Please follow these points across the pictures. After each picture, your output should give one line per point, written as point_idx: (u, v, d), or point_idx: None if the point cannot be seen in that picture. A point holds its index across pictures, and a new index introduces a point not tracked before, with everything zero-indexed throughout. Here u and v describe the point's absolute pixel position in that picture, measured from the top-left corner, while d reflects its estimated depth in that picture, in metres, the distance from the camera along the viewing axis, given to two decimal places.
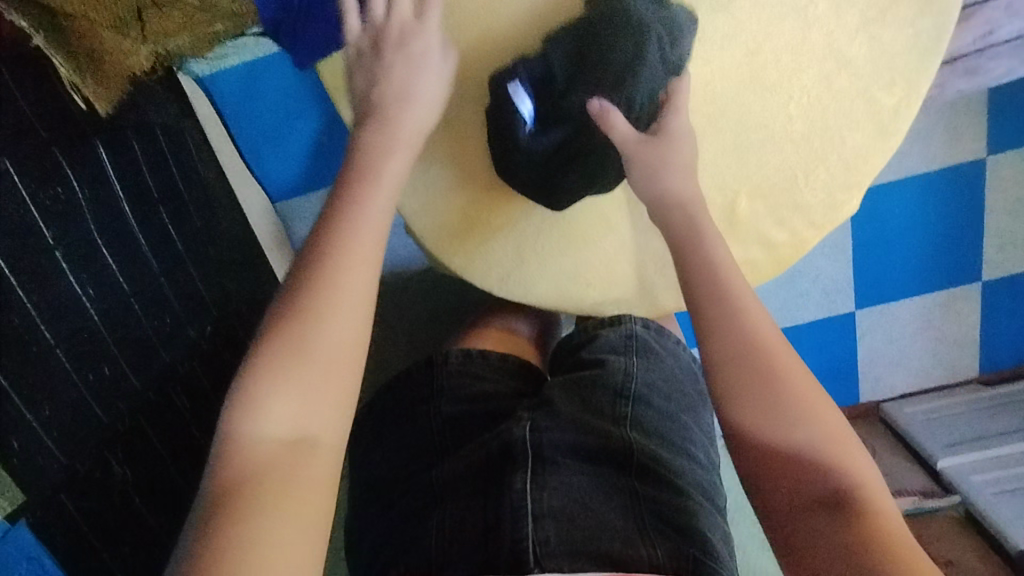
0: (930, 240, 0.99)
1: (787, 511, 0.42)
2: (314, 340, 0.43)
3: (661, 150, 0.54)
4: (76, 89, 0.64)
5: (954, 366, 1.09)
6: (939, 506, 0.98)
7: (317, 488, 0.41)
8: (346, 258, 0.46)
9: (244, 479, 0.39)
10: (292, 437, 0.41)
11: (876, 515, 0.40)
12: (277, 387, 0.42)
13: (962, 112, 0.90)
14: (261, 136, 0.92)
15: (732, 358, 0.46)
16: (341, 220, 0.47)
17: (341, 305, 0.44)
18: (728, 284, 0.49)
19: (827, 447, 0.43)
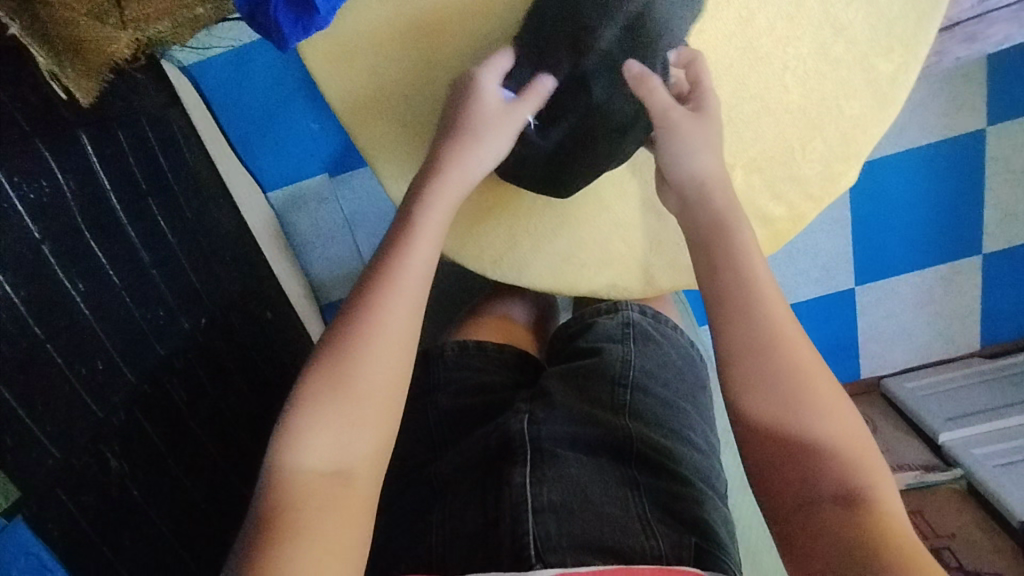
0: (930, 211, 0.98)
1: (794, 503, 0.41)
2: (360, 376, 0.43)
3: (703, 127, 0.53)
4: (56, 78, 0.63)
5: (957, 337, 1.08)
6: (940, 480, 1.00)
7: (354, 521, 0.40)
8: (391, 296, 0.46)
9: (285, 511, 0.39)
10: (333, 471, 0.41)
11: (884, 512, 0.39)
12: (322, 421, 0.42)
13: (961, 80, 0.88)
14: (250, 124, 0.90)
15: (746, 356, 0.45)
16: (391, 261, 0.48)
17: (389, 345, 0.45)
18: (745, 273, 0.48)
19: (840, 444, 0.42)
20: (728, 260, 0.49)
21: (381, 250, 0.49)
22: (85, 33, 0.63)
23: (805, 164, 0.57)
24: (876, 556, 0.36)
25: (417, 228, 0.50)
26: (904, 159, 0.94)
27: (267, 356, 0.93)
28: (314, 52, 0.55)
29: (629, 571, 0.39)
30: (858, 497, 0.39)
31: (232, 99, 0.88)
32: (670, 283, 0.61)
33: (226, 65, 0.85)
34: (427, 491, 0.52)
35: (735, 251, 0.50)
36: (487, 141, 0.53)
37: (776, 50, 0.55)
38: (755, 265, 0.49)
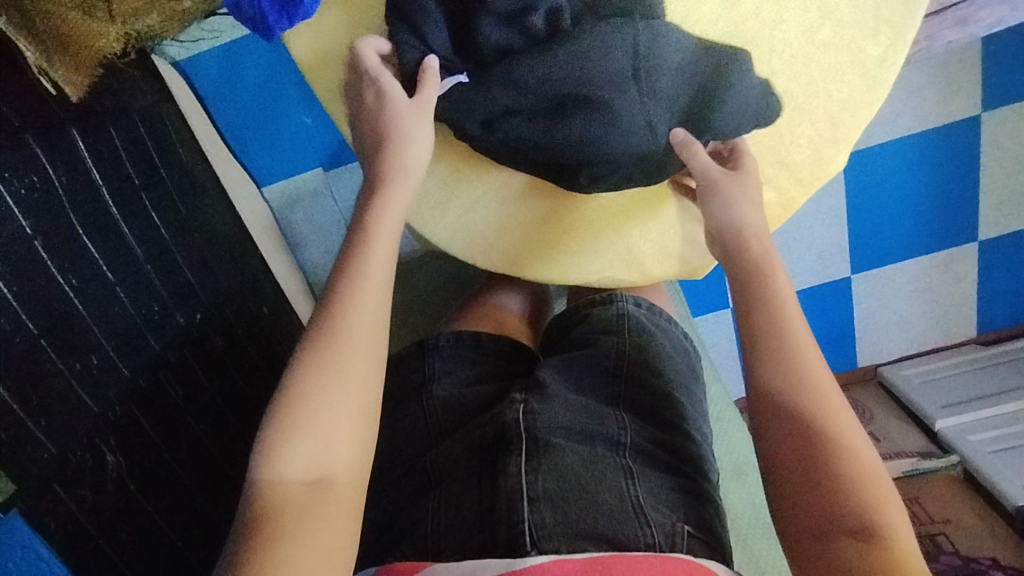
0: (924, 199, 0.98)
1: (808, 533, 0.40)
2: (331, 385, 0.43)
3: (740, 184, 0.55)
4: (45, 74, 0.63)
5: (952, 325, 1.08)
6: (939, 466, 1.00)
7: (336, 525, 0.40)
8: (355, 302, 0.47)
9: (267, 522, 0.39)
10: (313, 478, 0.41)
11: (898, 549, 0.38)
12: (297, 432, 0.42)
13: (954, 66, 0.88)
14: (241, 118, 0.90)
15: (781, 392, 0.45)
16: (351, 269, 0.48)
17: (355, 353, 0.45)
18: (779, 309, 0.49)
19: (862, 480, 0.41)
20: (766, 301, 0.49)
21: (340, 262, 0.50)
22: (70, 24, 0.62)
23: (795, 149, 0.57)
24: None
25: (374, 236, 0.50)
26: (899, 147, 0.94)
27: (263, 351, 0.93)
28: (299, 40, 0.55)
29: (622, 556, 0.40)
30: (874, 532, 0.39)
31: (224, 94, 0.87)
32: (662, 273, 0.61)
33: (217, 58, 0.84)
34: (422, 481, 0.52)
35: (762, 297, 0.50)
36: (405, 129, 0.53)
37: (763, 34, 0.55)
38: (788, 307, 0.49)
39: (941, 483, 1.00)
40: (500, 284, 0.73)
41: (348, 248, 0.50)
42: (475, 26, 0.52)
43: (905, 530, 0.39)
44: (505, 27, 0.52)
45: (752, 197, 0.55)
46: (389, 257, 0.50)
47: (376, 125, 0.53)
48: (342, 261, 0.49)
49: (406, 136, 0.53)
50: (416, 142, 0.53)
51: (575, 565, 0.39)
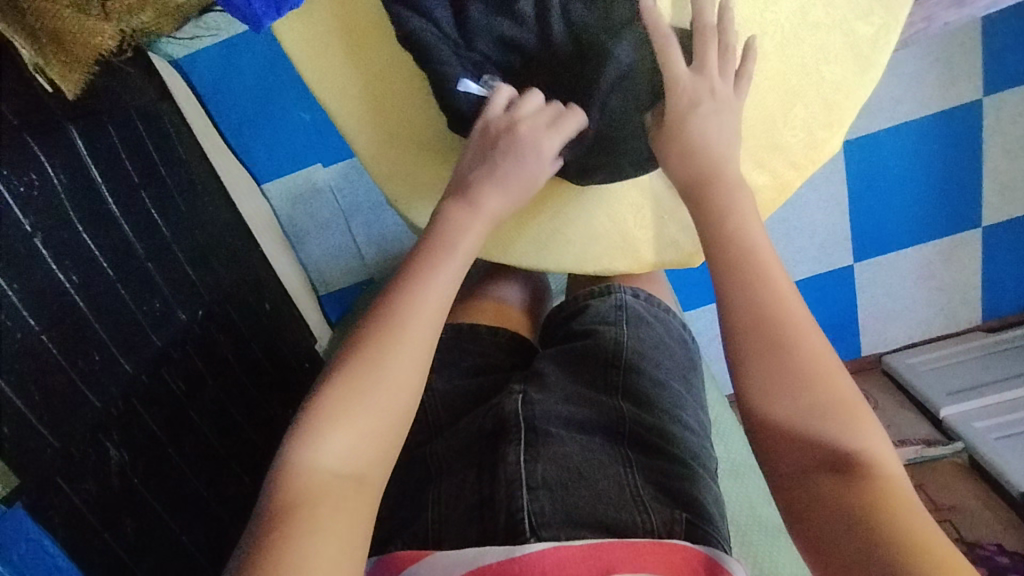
0: (926, 184, 0.97)
1: (792, 472, 0.40)
2: (377, 384, 0.44)
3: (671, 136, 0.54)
4: (41, 71, 0.62)
5: (956, 312, 1.08)
6: (942, 454, 1.00)
7: (360, 522, 0.39)
8: (410, 312, 0.47)
9: (295, 507, 0.38)
10: (345, 472, 0.41)
11: (890, 487, 0.37)
12: (338, 423, 0.42)
13: (955, 49, 0.87)
14: (243, 117, 0.90)
15: (750, 330, 0.44)
16: (413, 282, 0.49)
17: (409, 359, 0.45)
18: (748, 250, 0.48)
19: (836, 409, 0.40)
20: (727, 248, 0.49)
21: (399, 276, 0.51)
22: (66, 24, 0.61)
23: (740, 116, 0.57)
24: (873, 519, 0.35)
25: (442, 255, 0.51)
26: (899, 133, 0.93)
27: (265, 346, 0.93)
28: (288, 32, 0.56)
29: (620, 543, 0.40)
30: (855, 465, 0.38)
31: (223, 92, 0.89)
32: (659, 261, 0.60)
33: (215, 56, 0.86)
34: (423, 472, 0.52)
35: (730, 237, 0.49)
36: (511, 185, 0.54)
37: (753, 17, 0.55)
38: (759, 245, 0.49)
39: (947, 470, 1.00)
40: (499, 277, 0.73)
41: (411, 262, 0.51)
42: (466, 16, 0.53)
43: (887, 456, 0.39)
44: (492, 14, 0.53)
45: (691, 147, 0.53)
46: (451, 279, 0.50)
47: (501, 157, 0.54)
48: (405, 273, 0.50)
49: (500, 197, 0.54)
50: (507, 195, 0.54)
51: (573, 553, 0.39)
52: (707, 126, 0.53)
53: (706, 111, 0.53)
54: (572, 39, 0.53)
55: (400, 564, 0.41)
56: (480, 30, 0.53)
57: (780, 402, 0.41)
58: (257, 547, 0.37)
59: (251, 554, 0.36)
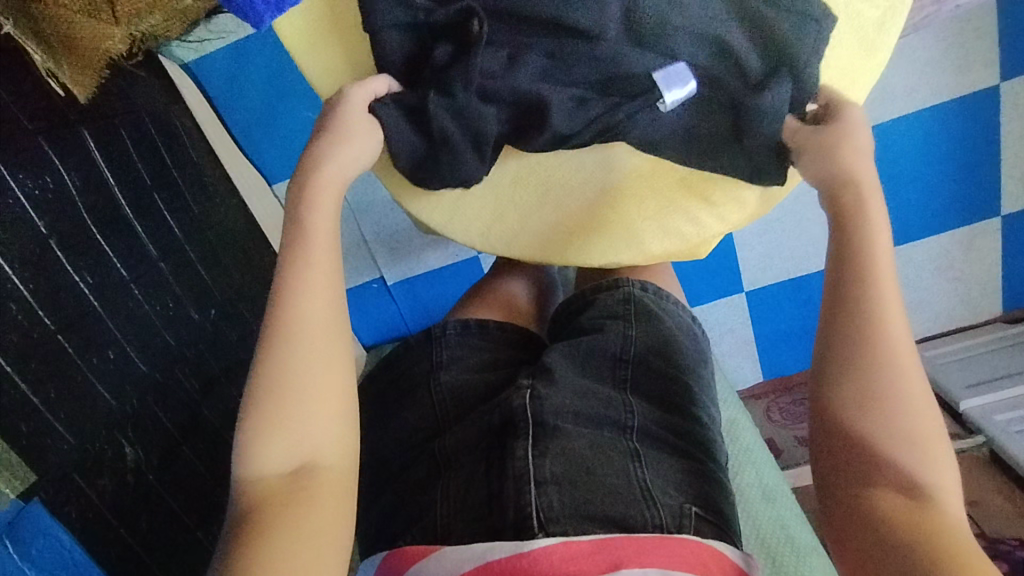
0: (944, 172, 0.95)
1: (845, 486, 0.41)
2: (299, 376, 0.44)
3: (842, 135, 0.51)
4: (54, 77, 0.64)
5: (975, 305, 1.05)
6: (964, 447, 0.95)
7: (324, 512, 0.41)
8: (304, 294, 0.46)
9: (254, 519, 0.40)
10: (294, 469, 0.42)
11: (946, 533, 0.37)
12: (271, 426, 0.42)
13: (972, 36, 0.86)
14: (252, 119, 0.89)
15: (848, 346, 0.43)
16: (297, 260, 0.47)
17: (320, 343, 0.45)
18: (867, 274, 0.45)
19: (918, 451, 0.40)
20: (848, 268, 0.46)
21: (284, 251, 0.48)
22: (80, 29, 0.63)
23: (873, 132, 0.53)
24: (926, 541, 0.36)
25: (311, 230, 0.49)
26: (912, 122, 0.92)
27: None
28: (289, 27, 0.57)
29: (629, 538, 0.40)
30: (916, 491, 0.39)
31: (234, 94, 0.87)
32: (663, 252, 0.62)
33: (226, 60, 0.85)
34: (432, 466, 0.52)
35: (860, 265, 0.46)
36: (338, 123, 0.52)
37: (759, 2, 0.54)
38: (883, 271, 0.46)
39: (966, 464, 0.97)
40: (506, 272, 0.73)
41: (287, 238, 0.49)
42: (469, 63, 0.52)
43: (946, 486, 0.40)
44: (550, 68, 0.54)
45: (860, 146, 0.51)
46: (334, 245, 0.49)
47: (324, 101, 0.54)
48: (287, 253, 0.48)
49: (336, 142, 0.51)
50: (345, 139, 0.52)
51: (582, 547, 0.39)
52: (856, 135, 0.51)
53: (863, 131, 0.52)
54: (718, 56, 0.54)
55: (411, 558, 0.42)
56: (488, 76, 0.54)
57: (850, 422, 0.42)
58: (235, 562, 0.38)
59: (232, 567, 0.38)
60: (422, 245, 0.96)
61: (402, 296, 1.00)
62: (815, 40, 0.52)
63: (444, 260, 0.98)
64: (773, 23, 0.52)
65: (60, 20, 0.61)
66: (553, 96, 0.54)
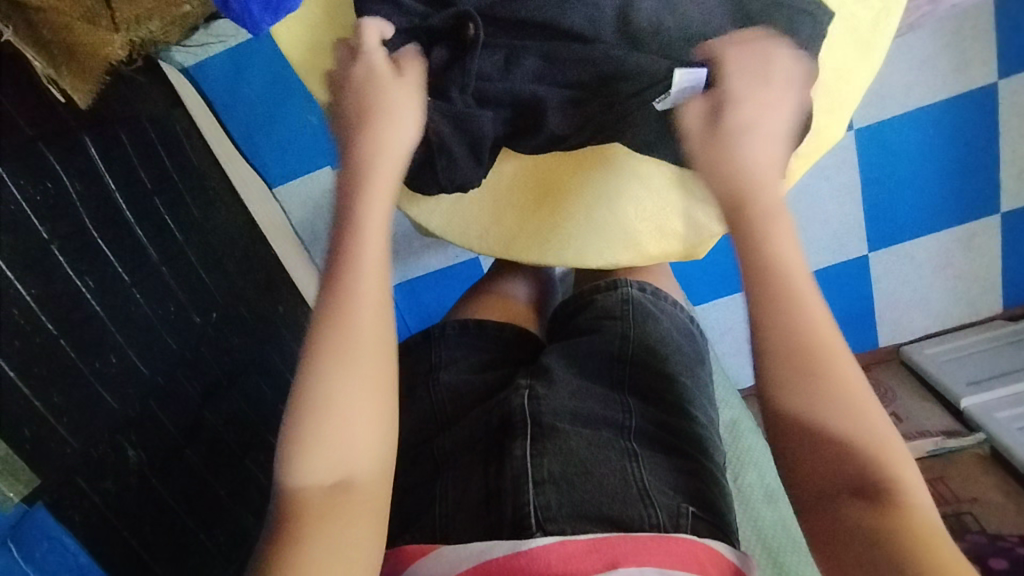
0: (943, 170, 0.95)
1: (812, 495, 0.39)
2: (345, 386, 0.43)
3: (727, 140, 0.50)
4: (54, 83, 0.66)
5: (975, 301, 1.05)
6: (963, 445, 0.92)
7: (362, 529, 0.40)
8: (355, 300, 0.45)
9: (294, 530, 0.39)
10: (334, 482, 0.41)
11: (912, 518, 0.36)
12: (318, 434, 0.41)
13: (968, 34, 0.86)
14: (251, 120, 0.88)
15: (778, 348, 0.42)
16: (350, 265, 0.47)
17: (372, 353, 0.44)
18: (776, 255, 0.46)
19: (859, 432, 0.39)
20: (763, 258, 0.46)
21: (334, 252, 0.48)
22: (80, 36, 0.64)
23: (776, 123, 0.51)
24: (904, 543, 0.35)
25: (363, 234, 0.48)
26: (910, 120, 0.92)
27: (279, 347, 0.94)
28: (286, 34, 0.58)
29: (626, 537, 0.40)
30: (880, 494, 0.37)
31: (231, 97, 0.86)
32: (661, 253, 0.62)
33: (224, 63, 0.84)
34: (432, 467, 0.52)
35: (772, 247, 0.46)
36: (390, 117, 0.52)
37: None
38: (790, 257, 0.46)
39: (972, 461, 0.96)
40: (505, 273, 0.73)
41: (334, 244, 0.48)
42: (467, 68, 0.53)
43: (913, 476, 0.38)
44: (547, 70, 0.54)
45: (751, 149, 0.50)
46: (383, 253, 0.49)
47: (359, 97, 0.53)
48: (339, 256, 0.47)
49: (387, 137, 0.52)
50: (399, 140, 0.52)
51: (579, 547, 0.40)
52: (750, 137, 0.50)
53: (754, 127, 0.51)
54: None
55: (409, 559, 0.42)
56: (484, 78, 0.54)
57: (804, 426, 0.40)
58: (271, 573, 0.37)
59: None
60: (423, 247, 0.97)
61: (405, 297, 1.01)
62: (815, 35, 0.52)
63: (444, 262, 0.98)
64: (769, 19, 0.52)
65: (63, 28, 0.63)
66: (551, 99, 0.54)
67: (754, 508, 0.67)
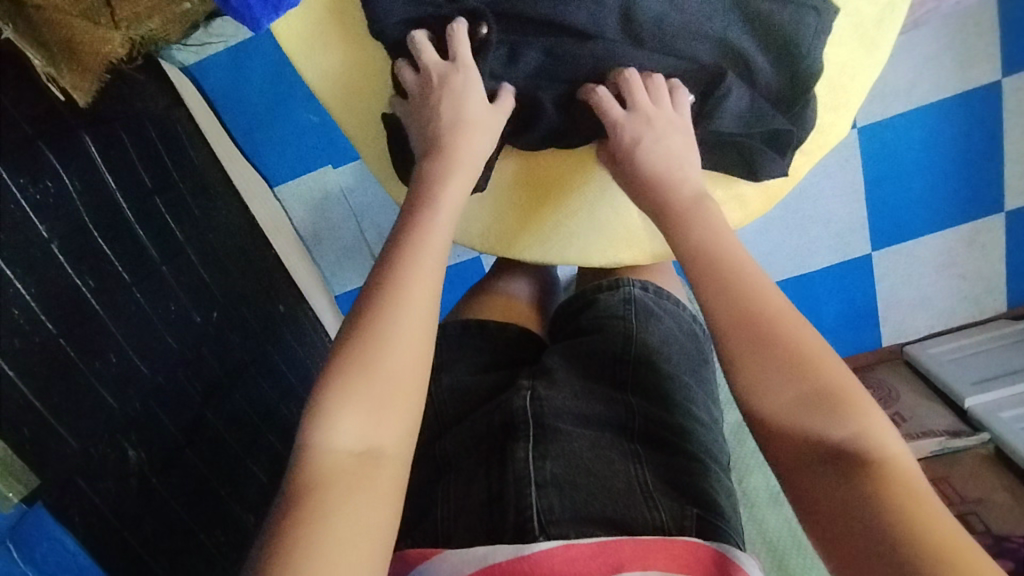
0: (948, 168, 0.95)
1: (789, 465, 0.40)
2: (390, 363, 0.42)
3: (627, 173, 0.54)
4: (54, 81, 0.64)
5: (979, 301, 1.05)
6: (967, 445, 0.90)
7: (382, 500, 0.39)
8: (413, 280, 0.45)
9: (318, 488, 0.38)
10: (362, 452, 0.40)
11: (904, 490, 0.36)
12: (355, 400, 0.41)
13: (973, 31, 0.86)
14: (253, 120, 0.90)
15: (735, 329, 0.43)
16: (412, 249, 0.47)
17: (423, 334, 0.44)
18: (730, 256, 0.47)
19: (836, 411, 0.39)
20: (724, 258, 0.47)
21: (397, 236, 0.49)
22: (78, 33, 0.64)
23: (661, 145, 0.53)
24: (884, 496, 0.35)
25: (429, 225, 0.49)
26: (915, 118, 0.91)
27: (278, 346, 0.93)
28: (286, 33, 0.57)
29: (629, 540, 0.40)
30: (855, 455, 0.38)
31: (233, 97, 0.89)
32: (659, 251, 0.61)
33: (225, 62, 0.86)
34: (434, 469, 0.52)
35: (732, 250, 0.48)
36: (468, 120, 0.53)
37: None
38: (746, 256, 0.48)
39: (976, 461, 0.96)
40: (507, 273, 0.73)
41: (398, 231, 0.49)
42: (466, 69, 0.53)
43: (886, 431, 0.39)
44: (548, 66, 0.54)
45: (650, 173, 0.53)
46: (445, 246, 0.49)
47: (439, 106, 0.53)
48: (402, 239, 0.48)
49: (463, 140, 0.53)
50: (470, 140, 0.53)
51: (583, 550, 0.39)
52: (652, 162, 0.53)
53: (648, 152, 0.53)
54: (722, 53, 0.53)
55: (413, 562, 0.42)
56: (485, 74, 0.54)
57: (782, 413, 0.40)
58: (284, 527, 0.36)
59: (279, 532, 0.36)
60: None
61: None
62: (816, 30, 0.52)
63: (445, 262, 0.98)
64: (769, 16, 0.52)
65: (61, 25, 0.63)
66: (549, 96, 0.55)
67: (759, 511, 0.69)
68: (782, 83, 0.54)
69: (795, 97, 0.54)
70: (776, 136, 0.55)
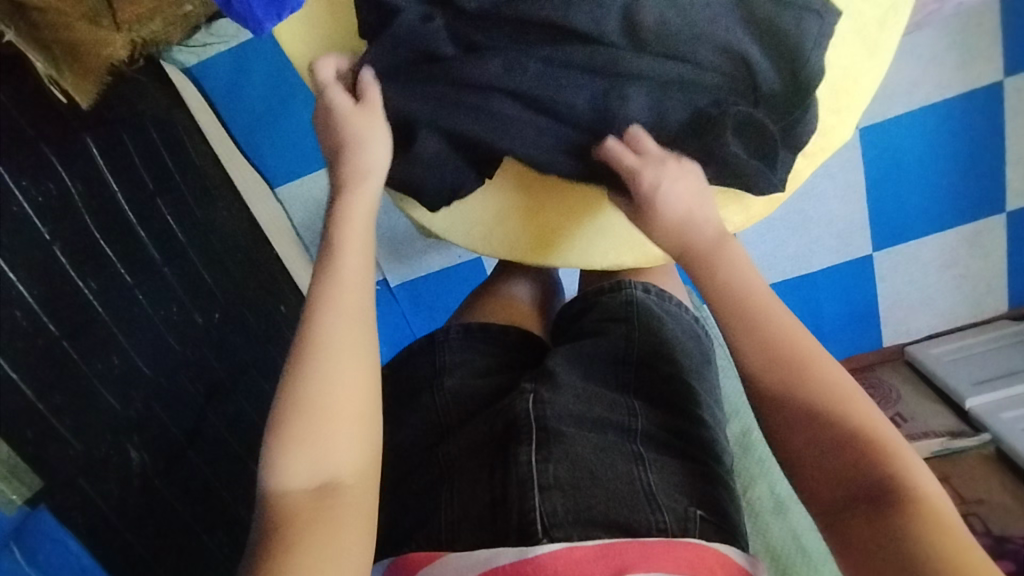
0: (950, 169, 0.95)
1: (820, 498, 0.41)
2: (322, 397, 0.43)
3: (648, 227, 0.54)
4: (55, 82, 0.66)
5: (981, 301, 1.05)
6: (968, 446, 0.88)
7: (346, 528, 0.41)
8: (329, 309, 0.47)
9: (283, 534, 0.40)
10: (318, 486, 0.42)
11: (929, 514, 0.38)
12: (295, 440, 0.42)
13: (973, 32, 0.86)
14: (253, 120, 0.88)
15: (767, 370, 0.46)
16: (328, 278, 0.48)
17: (350, 357, 0.45)
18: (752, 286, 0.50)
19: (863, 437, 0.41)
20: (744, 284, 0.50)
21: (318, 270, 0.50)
22: (80, 36, 0.66)
23: (677, 193, 0.53)
24: (915, 525, 0.37)
25: (342, 250, 0.50)
26: (916, 119, 0.92)
27: (280, 347, 0.93)
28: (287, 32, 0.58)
29: (633, 542, 0.40)
30: (878, 479, 0.40)
31: (234, 98, 0.87)
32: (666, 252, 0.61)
33: (227, 64, 0.85)
34: (435, 474, 0.52)
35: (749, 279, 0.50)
36: (369, 132, 0.54)
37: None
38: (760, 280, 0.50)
39: None
40: (508, 275, 0.73)
41: (321, 264, 0.50)
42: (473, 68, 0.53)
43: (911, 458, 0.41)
44: (554, 70, 0.53)
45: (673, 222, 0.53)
46: (362, 264, 0.50)
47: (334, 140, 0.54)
48: (322, 271, 0.49)
49: (363, 155, 0.54)
50: (371, 153, 0.54)
51: (587, 552, 0.40)
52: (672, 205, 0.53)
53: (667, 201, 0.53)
54: (729, 55, 0.52)
55: (416, 566, 0.42)
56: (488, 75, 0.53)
57: (808, 441, 0.43)
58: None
59: None
60: (424, 247, 0.97)
61: (406, 297, 1.00)
62: (819, 32, 0.52)
63: (446, 263, 0.98)
64: (775, 18, 0.51)
65: (62, 28, 0.64)
66: (562, 95, 0.53)
67: (766, 523, 0.66)
68: (786, 87, 0.53)
69: (798, 100, 0.54)
70: (769, 151, 0.54)
